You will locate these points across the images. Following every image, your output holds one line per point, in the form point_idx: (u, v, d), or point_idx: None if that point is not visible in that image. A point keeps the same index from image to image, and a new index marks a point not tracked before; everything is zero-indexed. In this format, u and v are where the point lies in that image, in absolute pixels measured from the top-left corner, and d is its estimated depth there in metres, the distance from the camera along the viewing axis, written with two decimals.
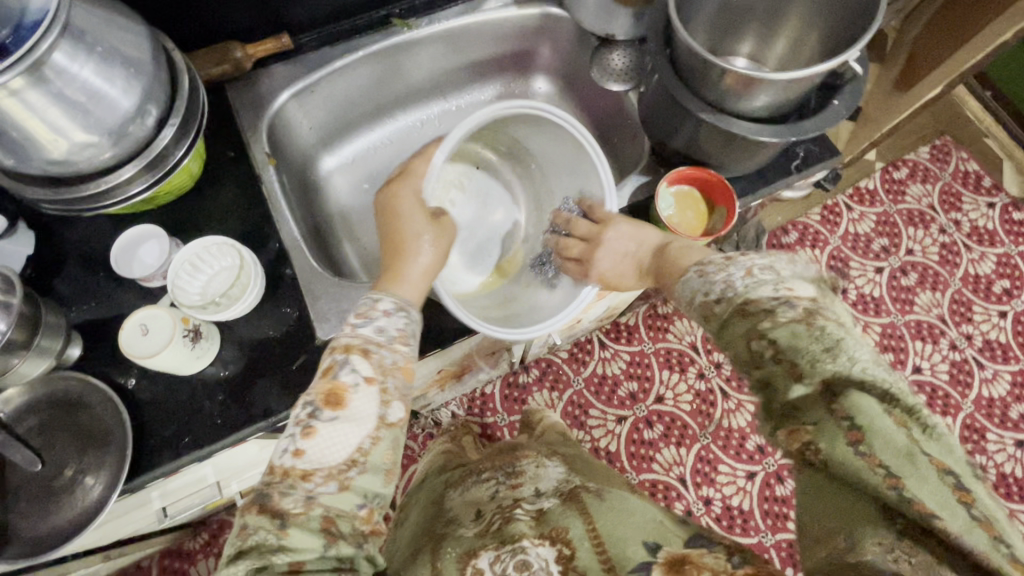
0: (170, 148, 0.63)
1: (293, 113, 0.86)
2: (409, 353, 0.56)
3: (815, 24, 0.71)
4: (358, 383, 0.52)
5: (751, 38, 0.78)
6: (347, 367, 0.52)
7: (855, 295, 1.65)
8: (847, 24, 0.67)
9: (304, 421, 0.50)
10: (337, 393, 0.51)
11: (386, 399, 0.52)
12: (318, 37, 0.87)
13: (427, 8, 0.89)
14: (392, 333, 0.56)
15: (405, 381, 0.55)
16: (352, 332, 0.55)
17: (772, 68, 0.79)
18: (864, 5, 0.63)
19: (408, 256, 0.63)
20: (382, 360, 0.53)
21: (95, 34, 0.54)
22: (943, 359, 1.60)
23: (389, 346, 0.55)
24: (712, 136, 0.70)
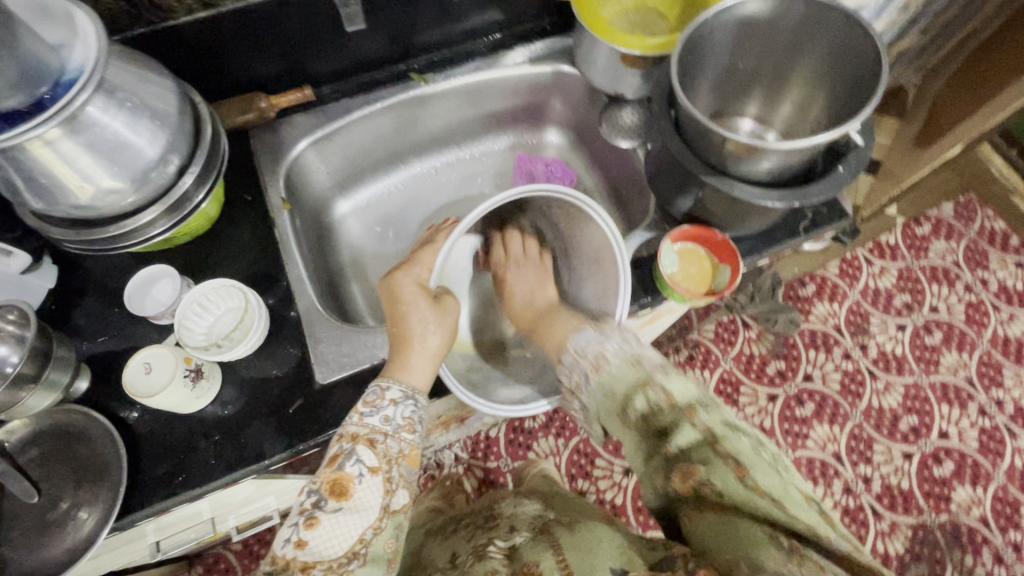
0: (190, 192, 0.67)
1: (310, 160, 0.89)
2: (413, 441, 0.61)
3: (820, 93, 0.72)
4: (363, 474, 0.57)
5: (757, 101, 0.79)
6: (354, 460, 0.58)
7: (876, 352, 1.60)
8: (847, 100, 0.68)
9: (308, 511, 0.56)
10: (343, 484, 0.56)
11: (389, 488, 0.58)
12: (340, 89, 0.90)
13: (444, 64, 0.93)
14: (399, 421, 0.61)
15: (410, 468, 0.60)
16: (359, 420, 0.60)
17: (779, 130, 0.80)
18: (868, 76, 0.63)
19: (414, 347, 0.65)
20: (388, 449, 0.59)
21: (125, 89, 0.58)
22: (972, 425, 1.52)
23: (396, 434, 0.60)
24: (716, 199, 0.71)
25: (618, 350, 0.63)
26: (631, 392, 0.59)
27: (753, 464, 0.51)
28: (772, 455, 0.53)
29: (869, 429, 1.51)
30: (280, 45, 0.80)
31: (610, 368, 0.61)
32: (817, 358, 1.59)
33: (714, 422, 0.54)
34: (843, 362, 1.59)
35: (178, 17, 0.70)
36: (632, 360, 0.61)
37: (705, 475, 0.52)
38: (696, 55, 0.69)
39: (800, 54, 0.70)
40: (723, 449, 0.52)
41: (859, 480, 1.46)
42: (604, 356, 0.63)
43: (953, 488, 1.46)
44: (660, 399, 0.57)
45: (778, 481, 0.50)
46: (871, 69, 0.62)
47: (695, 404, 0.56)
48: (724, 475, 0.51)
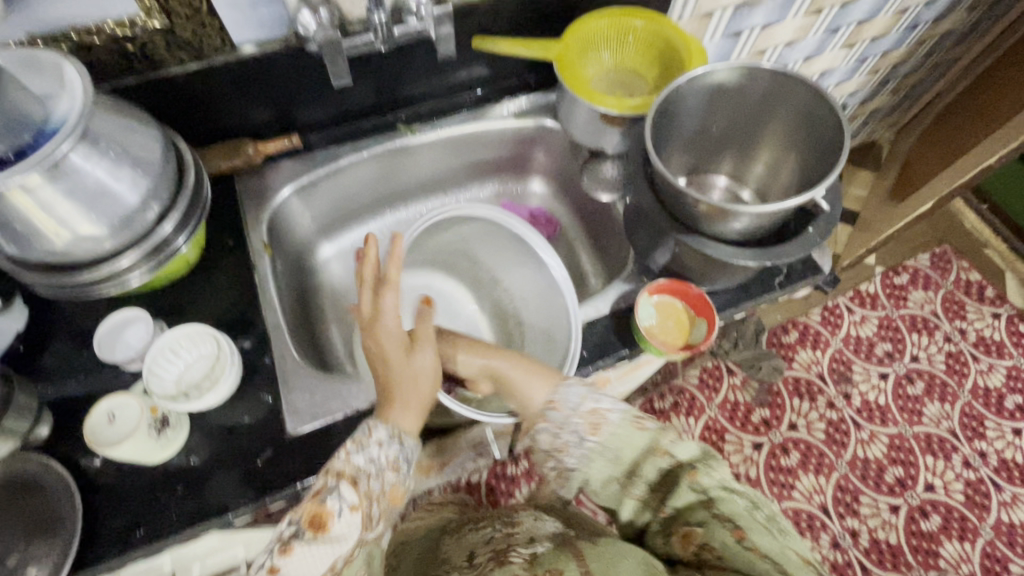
0: (169, 238, 0.67)
1: (294, 205, 0.90)
2: (396, 480, 0.60)
3: (791, 155, 0.74)
4: (343, 510, 0.56)
5: (729, 160, 0.81)
6: (334, 496, 0.56)
7: (860, 402, 1.60)
8: (815, 163, 0.70)
9: (285, 539, 0.56)
10: (321, 516, 0.56)
11: (368, 525, 0.58)
12: (327, 136, 0.92)
13: (431, 115, 0.95)
14: (382, 462, 0.59)
15: (391, 504, 0.60)
16: (345, 458, 0.59)
17: (753, 189, 0.83)
18: (833, 143, 0.66)
19: (400, 383, 0.63)
20: (371, 488, 0.58)
21: (109, 138, 0.59)
22: (957, 478, 1.51)
23: (379, 474, 0.59)
24: (691, 254, 0.72)
25: (616, 408, 0.60)
26: (641, 456, 0.59)
27: (750, 527, 0.53)
28: (770, 517, 0.54)
29: (855, 481, 1.50)
30: (270, 96, 0.82)
31: (610, 431, 0.59)
32: (802, 407, 1.59)
33: (712, 485, 0.56)
34: (827, 411, 1.58)
35: (169, 67, 0.71)
36: (633, 421, 0.59)
37: (705, 534, 0.56)
38: (671, 118, 0.72)
39: (769, 118, 0.73)
40: (721, 512, 0.55)
41: (846, 534, 1.44)
42: (602, 410, 0.60)
43: (941, 543, 1.44)
44: (667, 463, 0.59)
45: (775, 544, 0.52)
46: (835, 137, 0.65)
47: (698, 464, 0.58)
48: (723, 537, 0.54)
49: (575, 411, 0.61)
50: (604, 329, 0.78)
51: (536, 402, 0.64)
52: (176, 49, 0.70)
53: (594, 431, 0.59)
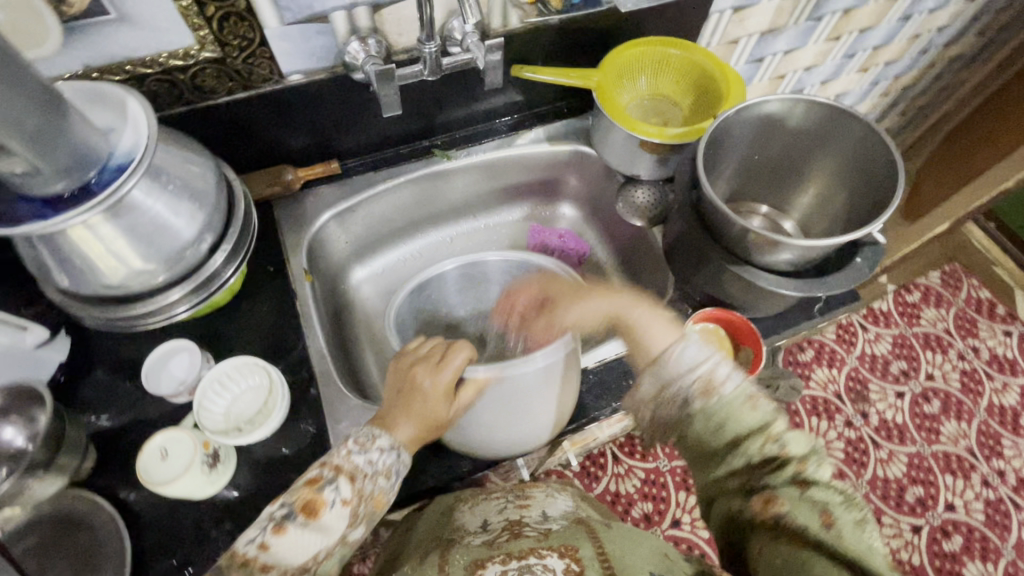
0: (220, 269, 0.66)
1: (331, 231, 0.90)
2: (387, 487, 0.58)
3: (837, 186, 0.76)
4: (336, 502, 0.54)
5: (773, 190, 0.83)
6: (332, 485, 0.54)
7: (877, 421, 1.60)
8: (864, 196, 0.71)
9: (277, 518, 0.51)
10: (315, 504, 0.52)
11: (352, 523, 0.54)
12: (364, 162, 0.92)
13: (466, 140, 0.96)
14: (379, 466, 0.58)
15: (376, 510, 0.57)
16: (346, 455, 0.57)
17: (795, 219, 0.83)
18: (886, 177, 0.67)
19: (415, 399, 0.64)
20: (364, 488, 0.56)
21: (168, 171, 0.59)
22: (977, 497, 1.51)
23: (374, 474, 0.57)
24: (737, 283, 0.72)
25: (732, 379, 0.53)
26: (746, 434, 0.50)
27: (841, 515, 0.45)
28: (863, 519, 0.45)
29: (876, 501, 1.49)
30: (312, 123, 0.82)
31: (724, 394, 0.52)
32: (820, 425, 1.59)
33: (813, 470, 0.48)
34: (845, 430, 1.58)
35: (218, 95, 0.71)
36: (747, 396, 0.52)
37: (788, 505, 0.46)
38: (718, 149, 0.73)
39: (818, 151, 0.74)
40: (814, 495, 0.46)
41: None
42: (716, 377, 0.52)
43: (964, 564, 1.43)
44: (774, 450, 0.49)
45: (868, 547, 0.43)
46: (887, 171, 0.66)
47: (808, 456, 0.49)
48: (808, 517, 0.45)
49: (691, 370, 0.53)
50: None
51: (664, 342, 0.59)
52: (226, 79, 0.70)
53: (704, 395, 0.52)
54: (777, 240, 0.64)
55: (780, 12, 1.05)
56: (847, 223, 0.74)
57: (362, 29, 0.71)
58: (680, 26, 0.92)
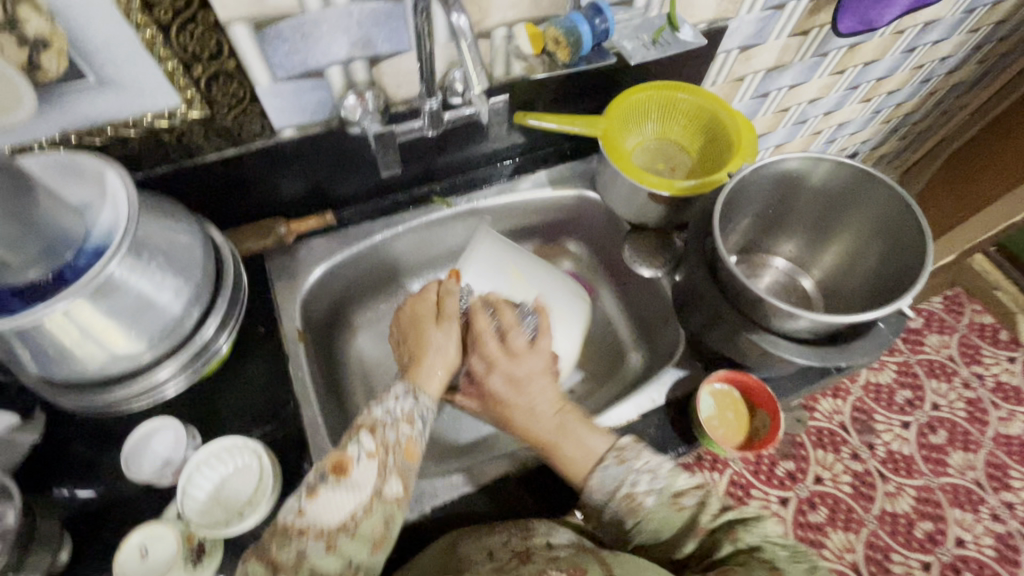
0: (210, 338, 0.63)
1: (327, 283, 0.86)
2: (412, 434, 0.61)
3: (863, 246, 0.74)
4: (361, 457, 0.57)
5: (795, 243, 0.82)
6: (354, 443, 0.58)
7: (884, 453, 1.57)
8: (891, 262, 0.70)
9: (311, 484, 0.55)
10: (343, 463, 0.56)
11: (383, 473, 0.57)
12: (360, 211, 0.88)
13: (466, 186, 0.92)
14: (398, 413, 0.62)
15: (406, 461, 0.59)
16: (367, 414, 0.62)
17: (818, 276, 0.82)
18: (915, 244, 0.65)
19: (424, 362, 0.68)
20: (386, 438, 0.59)
21: (154, 245, 0.55)
22: (986, 531, 1.49)
23: (395, 424, 0.60)
24: (753, 349, 0.69)
25: (653, 490, 0.59)
26: (690, 521, 0.58)
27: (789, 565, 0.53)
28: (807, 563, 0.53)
29: (885, 537, 1.46)
30: (304, 175, 0.78)
31: (649, 507, 0.59)
32: (827, 458, 1.56)
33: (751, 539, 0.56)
34: (852, 463, 1.56)
35: (204, 153, 0.66)
36: (669, 493, 0.59)
37: (742, 573, 0.52)
38: (733, 204, 0.73)
39: (847, 208, 0.74)
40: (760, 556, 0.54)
41: None
42: (636, 494, 0.59)
43: None
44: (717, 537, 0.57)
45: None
46: (917, 238, 0.65)
47: (738, 522, 0.58)
48: (762, 571, 0.52)
49: (611, 498, 0.60)
50: (662, 422, 0.73)
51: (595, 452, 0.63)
52: (215, 138, 0.66)
53: (631, 515, 0.59)
54: (789, 310, 0.62)
55: (787, 49, 1.02)
56: (872, 287, 0.73)
57: (359, 83, 0.68)
58: (687, 68, 0.88)
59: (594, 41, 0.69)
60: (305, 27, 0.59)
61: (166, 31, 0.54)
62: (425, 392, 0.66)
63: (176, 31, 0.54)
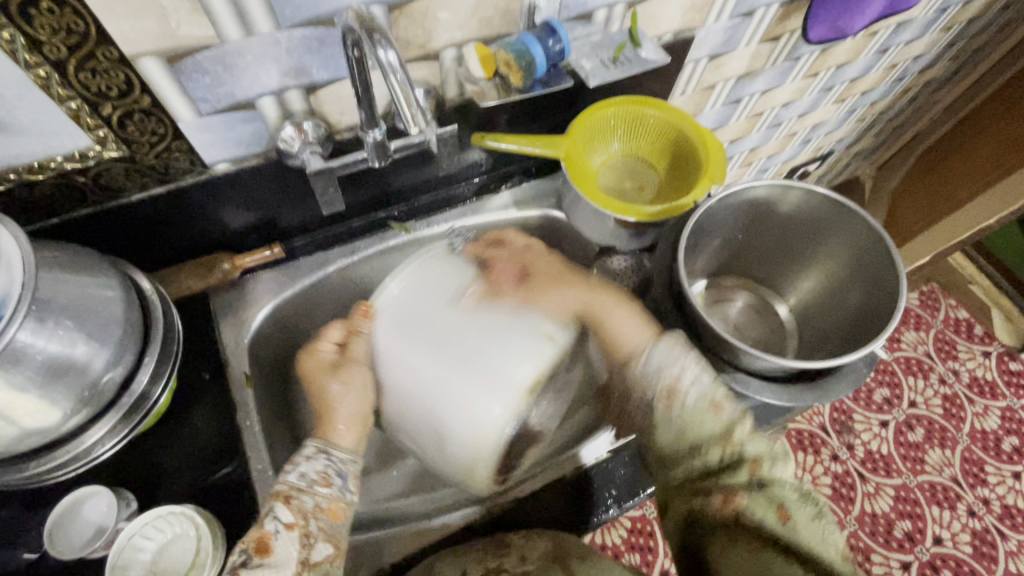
0: (145, 390, 0.58)
1: (279, 319, 0.81)
2: (332, 495, 0.57)
3: (836, 279, 0.77)
4: (280, 530, 0.52)
5: (776, 272, 0.85)
6: (270, 517, 0.53)
7: (863, 453, 1.58)
8: (863, 297, 0.72)
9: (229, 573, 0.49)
10: (264, 541, 0.51)
11: (308, 542, 0.53)
12: (312, 241, 0.83)
13: (427, 209, 0.87)
14: (313, 475, 0.58)
15: (332, 520, 0.56)
16: (281, 479, 0.57)
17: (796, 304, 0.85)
18: (885, 280, 0.68)
19: (333, 406, 0.66)
20: (303, 504, 0.55)
21: (65, 302, 0.50)
22: (964, 528, 1.50)
23: (311, 489, 0.56)
24: (721, 385, 0.66)
25: (699, 384, 0.57)
26: (710, 441, 0.54)
27: (800, 510, 0.48)
28: (818, 510, 0.49)
29: (865, 538, 1.47)
30: (246, 208, 0.72)
31: (689, 397, 0.57)
32: (807, 461, 1.56)
33: (769, 473, 0.51)
34: (832, 464, 1.56)
35: (130, 193, 0.62)
36: (710, 404, 0.56)
37: (747, 501, 0.49)
38: (704, 234, 0.76)
39: (821, 242, 0.76)
40: (770, 490, 0.50)
41: None
42: (681, 385, 0.57)
43: None
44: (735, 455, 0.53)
45: (818, 533, 0.47)
46: (887, 274, 0.68)
47: (763, 457, 0.52)
48: (768, 513, 0.48)
49: (657, 374, 0.59)
50: (631, 460, 0.71)
51: (634, 342, 0.64)
52: (139, 176, 0.61)
53: (670, 397, 0.57)
54: (755, 353, 0.62)
55: (757, 56, 0.98)
56: (848, 320, 0.76)
57: (297, 112, 0.62)
58: (652, 82, 0.84)
59: (549, 63, 0.65)
60: (226, 58, 0.53)
61: (63, 70, 0.49)
62: (340, 448, 0.63)
63: (74, 68, 0.49)
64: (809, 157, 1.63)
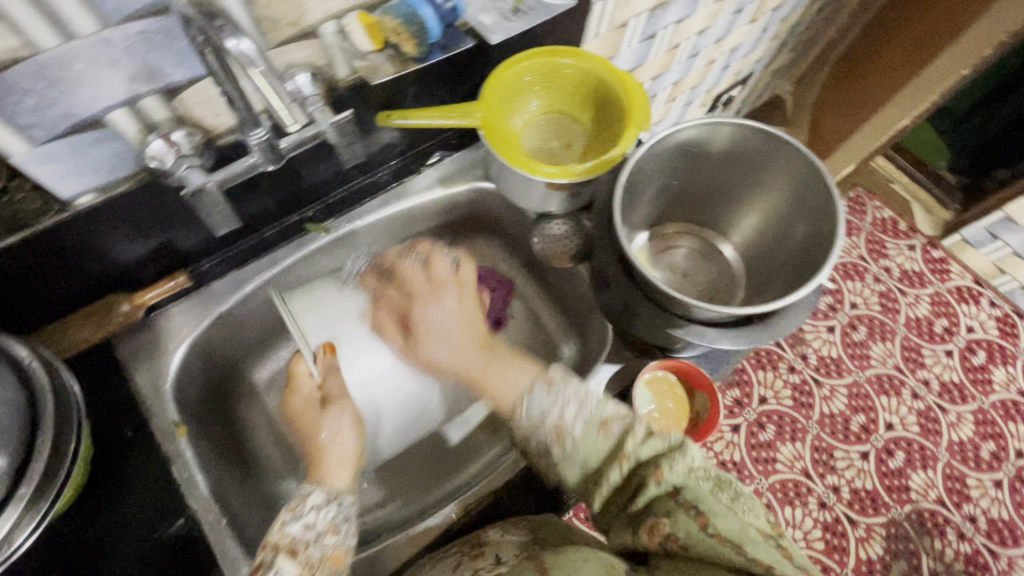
0: (52, 466, 0.52)
1: (203, 354, 0.73)
2: (339, 541, 0.56)
3: (775, 215, 0.78)
4: None
5: (717, 213, 0.84)
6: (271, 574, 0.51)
7: (816, 359, 1.48)
8: (803, 230, 0.73)
9: None
10: None
11: None
12: (222, 260, 0.74)
13: (345, 203, 0.79)
14: (321, 525, 0.56)
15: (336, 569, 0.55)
16: (281, 530, 0.55)
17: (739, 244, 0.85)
18: (823, 210, 0.69)
19: (326, 449, 0.65)
20: (309, 556, 0.53)
21: None
22: (910, 412, 1.43)
23: (320, 539, 0.55)
24: (675, 337, 0.66)
25: (579, 418, 0.55)
26: (607, 463, 0.53)
27: (716, 508, 0.47)
28: (734, 494, 0.49)
29: (826, 438, 1.40)
30: (134, 241, 0.63)
31: (575, 436, 0.54)
32: (767, 377, 1.47)
33: (677, 475, 0.50)
34: (789, 376, 1.47)
35: None
36: (596, 425, 0.54)
37: (669, 521, 0.48)
38: (639, 182, 0.74)
39: (759, 179, 0.76)
40: (685, 499, 0.49)
41: (830, 492, 1.34)
42: (563, 424, 0.55)
43: (909, 477, 1.36)
44: (632, 467, 0.52)
45: (739, 523, 0.46)
46: (825, 204, 0.68)
47: (662, 458, 0.51)
48: (688, 524, 0.47)
49: (541, 422, 0.56)
50: None
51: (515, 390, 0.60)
52: None
53: (560, 443, 0.55)
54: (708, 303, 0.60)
55: None
56: (790, 253, 0.76)
57: (161, 123, 0.55)
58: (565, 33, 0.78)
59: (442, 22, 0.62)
60: (52, 72, 0.43)
61: None
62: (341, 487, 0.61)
63: None
64: (733, 83, 1.60)
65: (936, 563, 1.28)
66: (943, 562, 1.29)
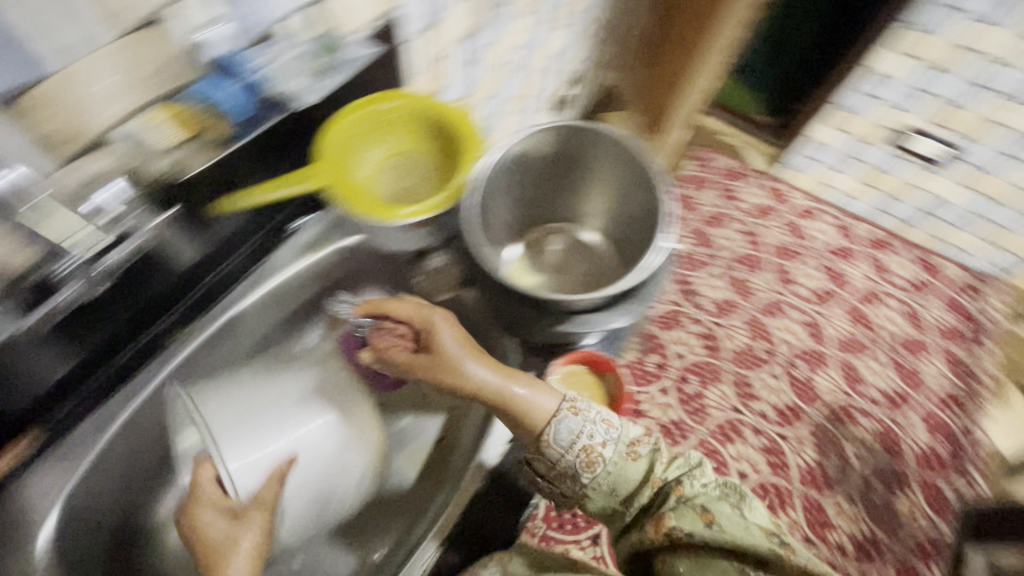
0: None
1: (80, 509, 0.66)
2: None
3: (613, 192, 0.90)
4: None
5: (571, 206, 0.97)
6: None
7: (713, 304, 1.60)
8: (635, 196, 0.85)
9: None
10: None
11: None
12: (77, 403, 0.67)
13: (205, 301, 0.74)
14: None
15: None
16: None
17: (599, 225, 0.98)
18: (638, 175, 0.82)
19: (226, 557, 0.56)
20: None
21: None
22: (799, 324, 1.57)
23: None
24: (566, 328, 0.72)
25: (609, 442, 0.69)
26: (638, 485, 0.68)
27: (719, 513, 0.61)
28: (738, 501, 0.64)
29: (740, 371, 1.51)
30: None
31: (609, 459, 0.68)
32: (677, 335, 1.57)
33: (696, 490, 0.64)
34: (695, 327, 1.57)
35: None
36: (626, 454, 0.69)
37: (675, 519, 0.62)
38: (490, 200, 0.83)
39: (586, 168, 0.89)
40: (695, 502, 0.62)
41: (760, 417, 1.45)
42: (593, 446, 0.68)
43: (815, 380, 1.50)
44: (655, 488, 0.67)
45: (740, 524, 0.61)
46: (637, 170, 0.81)
47: (682, 477, 0.66)
48: (693, 521, 0.61)
49: (569, 448, 0.69)
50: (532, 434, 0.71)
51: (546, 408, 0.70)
52: None
53: (591, 467, 0.68)
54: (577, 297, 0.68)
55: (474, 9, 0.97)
56: (635, 217, 0.88)
57: None
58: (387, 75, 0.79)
59: (248, 96, 0.61)
60: None
61: None
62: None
63: None
64: (569, 83, 1.71)
65: (858, 448, 1.42)
66: (863, 444, 1.42)
